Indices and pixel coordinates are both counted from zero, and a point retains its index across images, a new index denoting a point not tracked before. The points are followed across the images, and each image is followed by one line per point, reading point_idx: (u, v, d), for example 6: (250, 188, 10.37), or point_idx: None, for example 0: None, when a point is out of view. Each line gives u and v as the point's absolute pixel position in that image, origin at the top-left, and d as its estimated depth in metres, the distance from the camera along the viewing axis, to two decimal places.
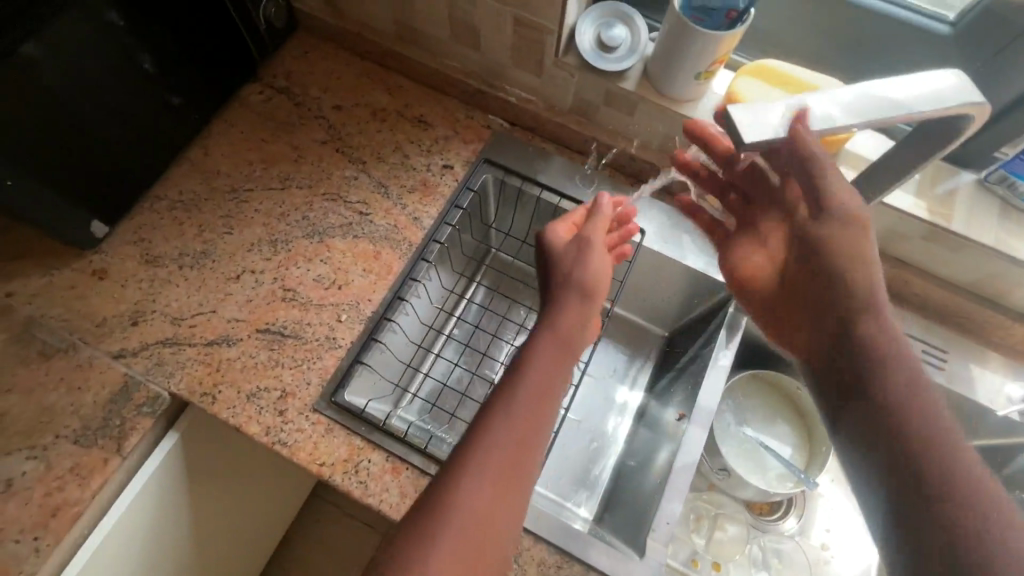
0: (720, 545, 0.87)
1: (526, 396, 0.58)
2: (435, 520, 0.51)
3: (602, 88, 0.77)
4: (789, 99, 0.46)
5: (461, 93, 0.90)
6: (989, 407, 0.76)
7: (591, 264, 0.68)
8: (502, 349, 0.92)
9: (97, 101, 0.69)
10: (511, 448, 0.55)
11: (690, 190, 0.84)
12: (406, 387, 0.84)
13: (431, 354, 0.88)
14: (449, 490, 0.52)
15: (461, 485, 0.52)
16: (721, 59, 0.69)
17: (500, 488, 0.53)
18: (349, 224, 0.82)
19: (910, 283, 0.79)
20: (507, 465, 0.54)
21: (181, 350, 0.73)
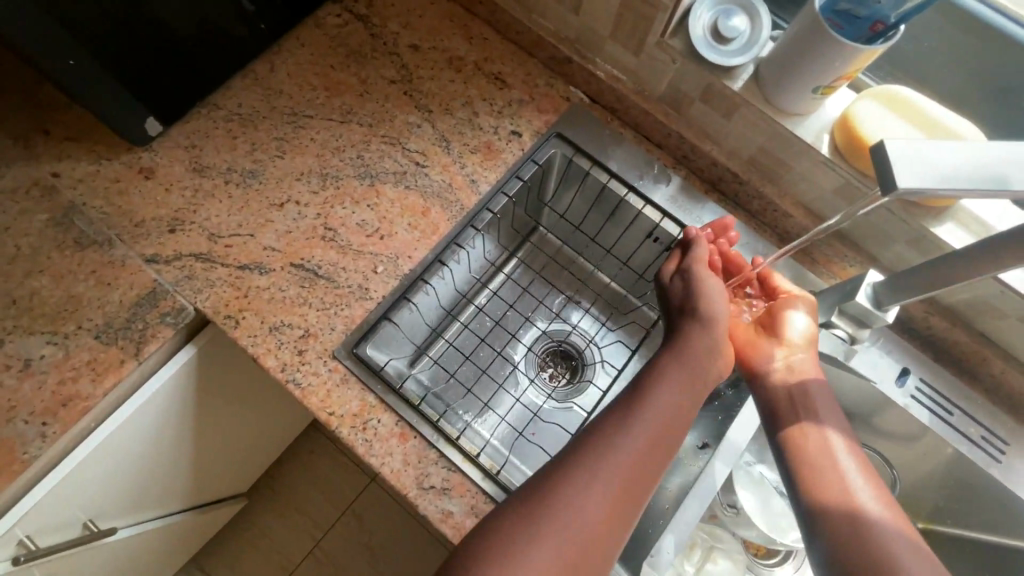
0: None
1: (683, 387, 0.62)
2: (574, 481, 0.54)
3: (704, 81, 0.70)
4: (961, 144, 0.35)
5: (546, 58, 0.84)
6: None
7: (716, 300, 0.67)
8: (531, 332, 0.88)
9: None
10: (648, 443, 0.57)
11: (768, 212, 0.77)
12: (426, 350, 0.82)
13: (457, 323, 0.85)
14: (584, 459, 0.55)
15: (614, 442, 0.56)
16: (848, 77, 0.62)
17: (641, 467, 0.56)
18: (403, 173, 0.78)
19: (986, 361, 0.72)
20: (628, 479, 0.55)
21: (213, 268, 0.71)
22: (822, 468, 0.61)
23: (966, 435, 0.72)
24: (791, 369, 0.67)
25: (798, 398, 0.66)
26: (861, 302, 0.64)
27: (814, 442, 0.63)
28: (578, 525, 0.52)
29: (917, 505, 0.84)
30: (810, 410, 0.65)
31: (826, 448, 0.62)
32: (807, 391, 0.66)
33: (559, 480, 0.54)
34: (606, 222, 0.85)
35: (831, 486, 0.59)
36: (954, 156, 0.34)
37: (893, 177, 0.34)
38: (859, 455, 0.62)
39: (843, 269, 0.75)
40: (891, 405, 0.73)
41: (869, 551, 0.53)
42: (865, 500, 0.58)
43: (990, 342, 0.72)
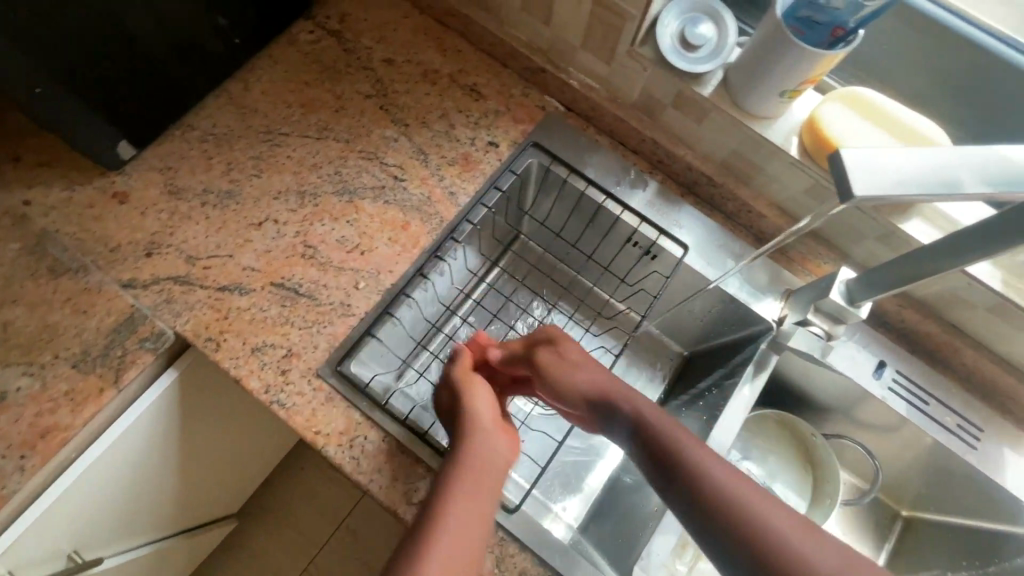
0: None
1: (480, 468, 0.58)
2: (426, 534, 0.51)
3: (675, 87, 0.71)
4: (914, 152, 0.36)
5: (520, 68, 0.85)
6: (1016, 497, 0.71)
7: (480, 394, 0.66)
8: (516, 341, 0.89)
9: (148, 13, 0.65)
10: (480, 468, 0.59)
11: (744, 213, 0.78)
12: (411, 364, 0.82)
13: (441, 335, 0.85)
14: (458, 490, 0.56)
15: (437, 513, 0.53)
16: (812, 80, 0.63)
17: (482, 512, 0.55)
18: (382, 188, 0.78)
19: (959, 351, 0.74)
20: (477, 500, 0.56)
21: (193, 291, 0.71)
22: (701, 486, 0.52)
23: (943, 424, 0.74)
24: (617, 378, 0.65)
25: (626, 431, 0.60)
26: (836, 300, 0.65)
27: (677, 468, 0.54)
28: (454, 545, 0.51)
29: (901, 493, 0.86)
30: (668, 448, 0.56)
31: (697, 467, 0.54)
32: (653, 403, 0.61)
33: (408, 550, 0.50)
34: (585, 229, 0.86)
35: (722, 506, 0.51)
36: (911, 163, 0.36)
37: (850, 186, 0.35)
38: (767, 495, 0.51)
39: (818, 266, 0.77)
40: (870, 397, 0.75)
41: (774, 560, 0.48)
42: (759, 518, 0.49)
43: (961, 332, 0.74)
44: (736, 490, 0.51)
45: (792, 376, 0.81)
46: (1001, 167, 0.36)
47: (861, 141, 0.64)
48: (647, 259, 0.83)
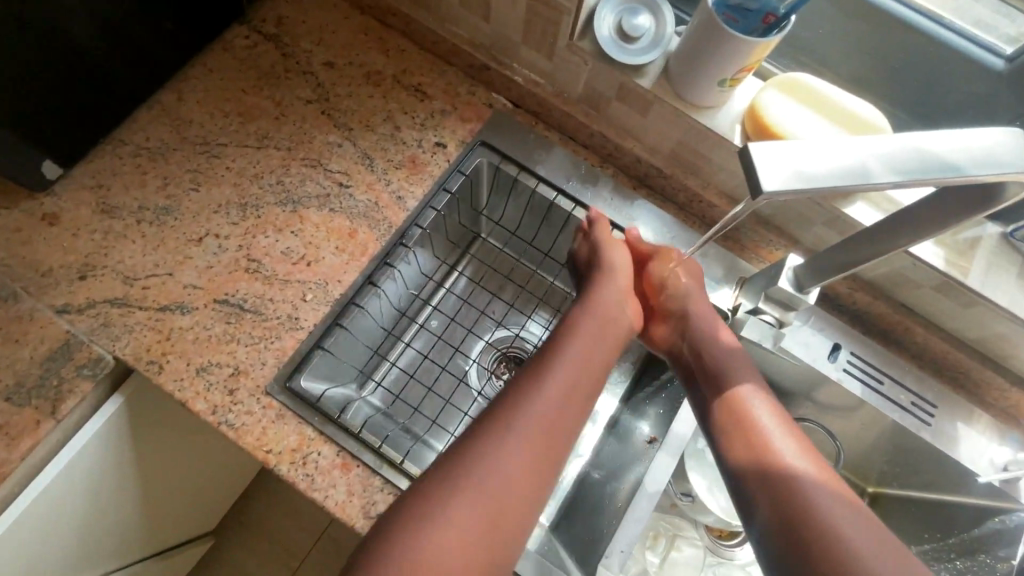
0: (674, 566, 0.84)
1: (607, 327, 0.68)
2: (455, 475, 0.53)
3: (617, 80, 0.70)
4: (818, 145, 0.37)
5: (465, 66, 0.83)
6: (970, 470, 0.73)
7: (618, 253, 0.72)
8: (477, 343, 0.88)
9: (71, 21, 0.62)
10: (552, 411, 0.59)
11: (695, 204, 0.78)
12: (369, 373, 0.80)
13: (399, 342, 0.84)
14: (491, 431, 0.56)
15: (540, 382, 0.60)
16: (750, 68, 0.63)
17: (567, 400, 0.60)
18: (327, 196, 0.76)
19: (911, 330, 0.75)
20: (529, 448, 0.56)
21: (131, 313, 0.68)
22: (745, 418, 0.62)
23: (898, 403, 0.74)
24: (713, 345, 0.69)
25: (716, 368, 0.68)
26: (784, 287, 0.65)
27: (721, 398, 0.65)
28: (490, 489, 0.53)
29: (864, 472, 0.87)
30: (730, 368, 0.67)
31: (736, 394, 0.65)
32: (740, 370, 0.67)
33: (471, 440, 0.56)
34: (540, 227, 0.85)
35: (764, 435, 0.60)
36: (812, 155, 0.36)
37: (757, 184, 0.34)
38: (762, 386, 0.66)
39: (770, 253, 0.77)
40: (826, 380, 0.75)
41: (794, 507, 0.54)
42: (777, 444, 0.59)
43: (912, 311, 0.75)
44: (773, 423, 0.62)
45: (752, 363, 0.82)
46: (892, 156, 0.37)
47: (801, 126, 0.64)
48: None
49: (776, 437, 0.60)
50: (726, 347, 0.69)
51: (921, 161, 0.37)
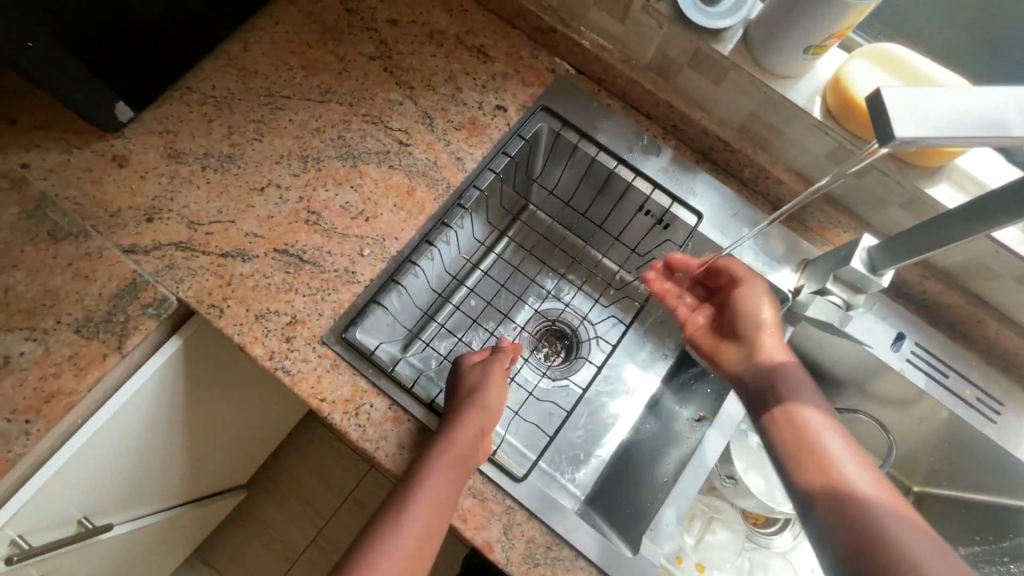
0: (709, 549, 0.82)
1: (466, 445, 0.62)
2: (365, 557, 0.56)
3: (692, 45, 0.68)
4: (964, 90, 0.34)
5: (530, 28, 0.81)
6: None
7: (482, 392, 0.67)
8: (523, 312, 0.88)
9: None
10: (425, 515, 0.58)
11: (761, 180, 0.76)
12: (417, 333, 0.81)
13: (448, 306, 0.84)
14: (389, 516, 0.58)
15: (420, 480, 0.59)
16: (839, 35, 0.60)
17: (440, 505, 0.59)
18: (386, 152, 0.76)
19: (983, 323, 0.72)
20: (414, 538, 0.57)
21: (195, 256, 0.69)
22: (804, 437, 0.61)
23: (962, 397, 0.72)
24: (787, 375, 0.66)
25: (776, 381, 0.66)
26: (856, 267, 0.63)
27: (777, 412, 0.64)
28: None
29: (913, 468, 0.84)
30: (793, 389, 0.65)
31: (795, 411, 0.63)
32: (804, 395, 0.65)
33: (378, 526, 0.58)
34: (595, 197, 0.83)
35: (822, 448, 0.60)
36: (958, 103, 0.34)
37: (887, 127, 0.33)
38: (824, 405, 0.64)
39: (836, 235, 0.75)
40: (886, 368, 0.73)
41: (864, 527, 0.52)
42: (846, 468, 0.58)
43: (985, 303, 0.71)
44: (833, 437, 0.61)
45: (807, 349, 0.80)
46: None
47: None
48: (659, 228, 0.81)
49: (848, 466, 0.58)
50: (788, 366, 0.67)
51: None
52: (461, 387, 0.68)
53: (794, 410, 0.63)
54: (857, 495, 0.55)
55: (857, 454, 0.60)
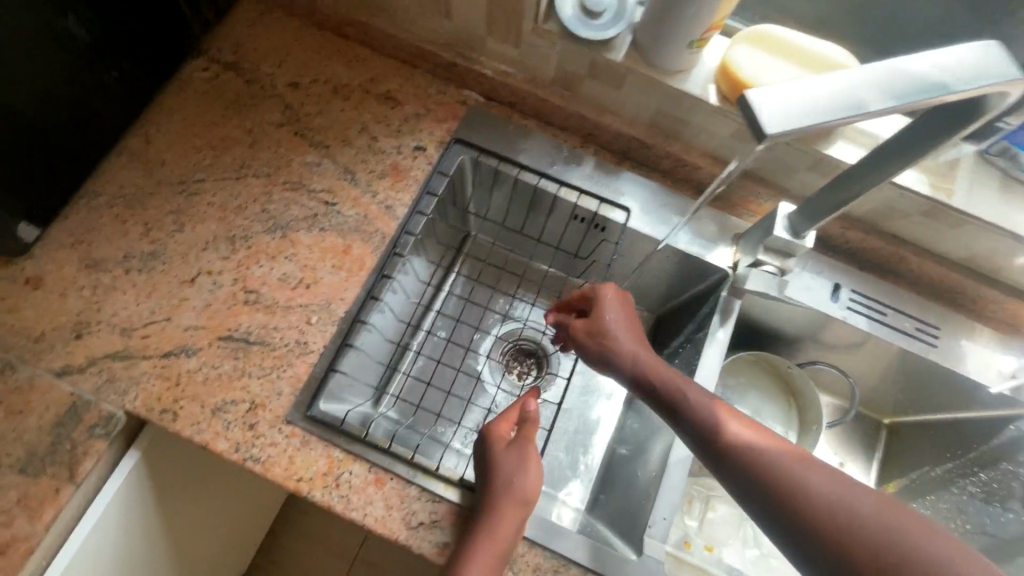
0: (712, 527, 0.86)
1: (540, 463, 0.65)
2: None
3: (587, 58, 0.71)
4: (826, 80, 0.40)
5: (432, 66, 0.83)
6: (980, 383, 0.75)
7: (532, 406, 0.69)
8: (485, 341, 0.88)
9: (29, 74, 0.61)
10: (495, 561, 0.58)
11: (679, 167, 0.79)
12: (386, 389, 0.80)
13: (410, 353, 0.84)
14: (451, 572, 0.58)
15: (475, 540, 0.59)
16: (716, 27, 0.63)
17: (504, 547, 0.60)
18: (315, 216, 0.75)
19: (904, 259, 0.77)
20: None
21: (135, 364, 0.66)
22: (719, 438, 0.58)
23: (902, 330, 0.76)
24: (684, 396, 0.61)
25: (663, 395, 0.63)
26: (781, 235, 0.67)
27: (714, 446, 0.58)
28: None
29: (879, 403, 0.89)
30: (687, 399, 0.61)
31: (723, 429, 0.58)
32: (699, 403, 0.60)
33: None
34: (527, 215, 0.85)
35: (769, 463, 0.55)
36: (816, 95, 0.40)
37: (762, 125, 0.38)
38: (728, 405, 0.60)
39: (759, 206, 0.79)
40: (832, 321, 0.77)
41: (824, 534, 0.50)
42: (767, 452, 0.56)
43: (902, 241, 0.76)
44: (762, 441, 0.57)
45: (758, 317, 0.83)
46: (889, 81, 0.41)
47: (775, 77, 0.65)
48: (595, 231, 0.82)
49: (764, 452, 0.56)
50: (699, 398, 0.61)
51: (947, 83, 0.41)
52: (495, 438, 0.67)
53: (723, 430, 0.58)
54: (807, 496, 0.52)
55: (770, 434, 0.58)
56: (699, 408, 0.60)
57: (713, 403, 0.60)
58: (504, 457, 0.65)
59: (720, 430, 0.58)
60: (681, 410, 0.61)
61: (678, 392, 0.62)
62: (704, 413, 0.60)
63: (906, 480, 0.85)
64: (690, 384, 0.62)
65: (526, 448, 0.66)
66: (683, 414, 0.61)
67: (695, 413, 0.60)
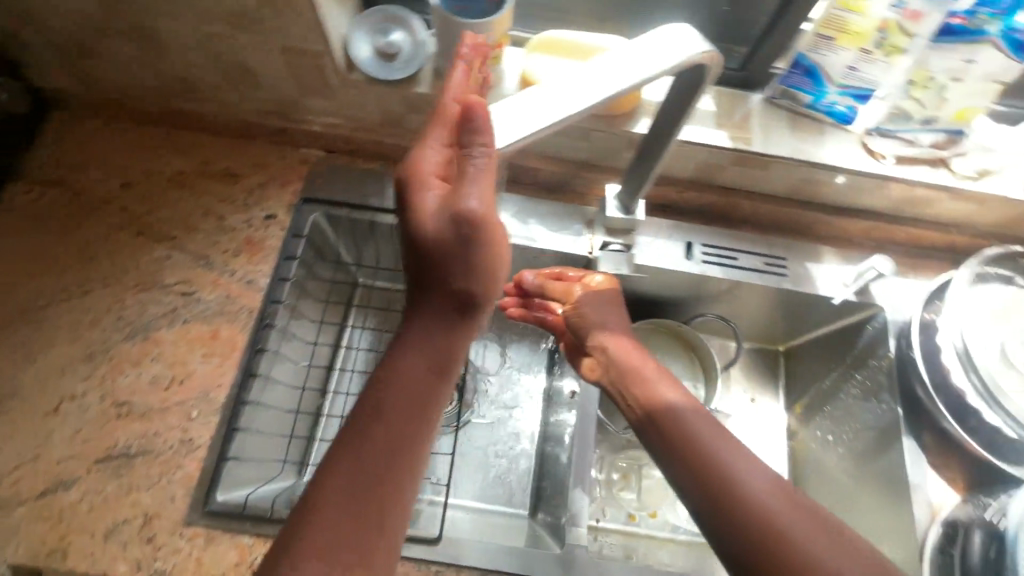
0: (649, 493, 0.94)
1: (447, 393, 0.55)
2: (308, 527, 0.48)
3: (399, 96, 0.73)
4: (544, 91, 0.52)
5: (264, 135, 0.83)
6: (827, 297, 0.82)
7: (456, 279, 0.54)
8: None
9: None
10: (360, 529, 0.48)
11: (522, 173, 0.83)
12: (307, 460, 0.81)
13: (323, 417, 0.85)
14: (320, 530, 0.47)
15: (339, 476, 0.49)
16: (501, 43, 0.67)
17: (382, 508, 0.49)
18: (175, 310, 0.74)
19: (739, 206, 0.83)
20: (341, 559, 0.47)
21: (10, 513, 0.63)
22: (658, 409, 0.63)
23: (755, 268, 0.82)
24: (638, 370, 0.67)
25: (614, 372, 0.68)
26: None
27: (652, 417, 0.63)
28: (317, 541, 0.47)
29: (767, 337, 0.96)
30: (638, 374, 0.66)
31: (664, 401, 0.64)
32: (650, 379, 0.66)
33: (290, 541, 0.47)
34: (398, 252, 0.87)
35: (695, 435, 0.60)
36: (538, 106, 0.51)
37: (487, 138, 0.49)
38: (674, 382, 0.66)
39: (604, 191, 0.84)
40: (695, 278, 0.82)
41: (726, 497, 0.55)
42: (695, 425, 0.61)
43: (734, 190, 0.83)
44: (695, 416, 0.62)
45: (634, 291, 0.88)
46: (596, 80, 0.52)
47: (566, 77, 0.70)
48: None
49: (694, 423, 0.61)
50: (655, 374, 0.66)
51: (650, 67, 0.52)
52: (431, 183, 0.53)
53: (664, 405, 0.63)
54: (720, 463, 0.57)
55: (702, 410, 0.63)
56: (649, 382, 0.66)
57: (666, 379, 0.66)
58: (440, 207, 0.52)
59: (662, 403, 0.64)
60: (631, 379, 0.66)
61: (631, 365, 0.67)
62: (653, 385, 0.65)
63: (806, 398, 0.92)
64: (653, 361, 0.68)
65: (438, 348, 0.55)
66: (631, 386, 0.66)
67: (642, 385, 0.66)
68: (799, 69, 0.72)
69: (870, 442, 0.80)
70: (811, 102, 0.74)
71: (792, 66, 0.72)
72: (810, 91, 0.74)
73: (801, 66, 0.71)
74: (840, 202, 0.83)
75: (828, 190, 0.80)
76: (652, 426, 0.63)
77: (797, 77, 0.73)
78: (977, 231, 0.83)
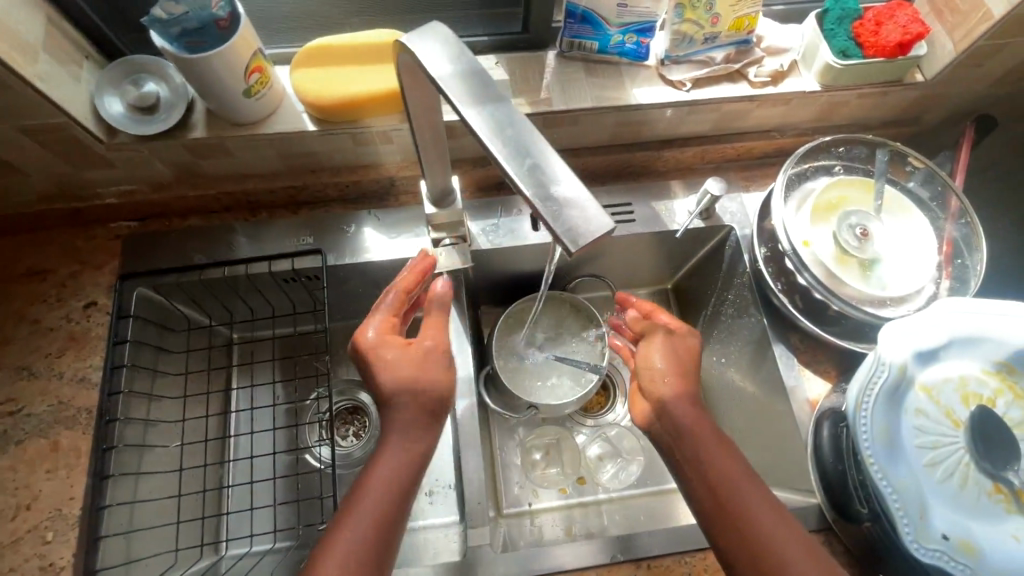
0: (581, 461, 0.92)
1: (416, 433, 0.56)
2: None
3: (178, 147, 0.69)
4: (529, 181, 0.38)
5: (61, 221, 0.77)
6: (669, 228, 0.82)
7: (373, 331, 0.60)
8: (296, 432, 0.85)
9: None
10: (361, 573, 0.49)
11: (345, 189, 0.80)
12: (222, 537, 0.79)
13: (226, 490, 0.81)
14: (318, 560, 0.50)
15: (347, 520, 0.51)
16: (256, 67, 0.63)
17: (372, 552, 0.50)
18: (4, 433, 0.68)
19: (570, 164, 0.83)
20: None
21: None
22: (716, 474, 0.54)
23: None
24: (689, 425, 0.58)
25: (676, 425, 0.58)
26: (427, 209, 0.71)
27: (710, 474, 0.55)
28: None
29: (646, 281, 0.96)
30: (693, 436, 0.57)
31: (723, 466, 0.55)
32: (705, 441, 0.56)
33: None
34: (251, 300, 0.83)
35: (750, 512, 0.52)
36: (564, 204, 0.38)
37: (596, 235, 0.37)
38: (735, 453, 0.56)
39: None
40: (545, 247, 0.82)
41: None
42: (754, 506, 0.52)
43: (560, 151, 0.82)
44: (758, 494, 0.53)
45: (496, 274, 0.87)
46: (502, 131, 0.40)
47: (339, 84, 0.67)
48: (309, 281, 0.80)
49: (755, 504, 0.52)
50: (710, 440, 0.56)
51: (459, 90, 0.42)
52: (390, 342, 0.60)
53: (726, 471, 0.54)
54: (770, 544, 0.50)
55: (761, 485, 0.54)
56: (692, 441, 0.57)
57: (721, 441, 0.57)
58: (404, 358, 0.58)
59: (725, 465, 0.55)
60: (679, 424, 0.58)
61: (675, 412, 0.58)
62: (701, 441, 0.57)
63: (697, 327, 0.91)
64: (709, 423, 0.58)
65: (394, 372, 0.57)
66: (684, 442, 0.57)
67: (689, 442, 0.57)
68: (574, 18, 0.71)
69: (751, 356, 0.80)
70: (599, 47, 0.74)
71: (567, 17, 0.71)
72: (593, 37, 0.73)
73: (575, 15, 0.70)
74: (665, 136, 0.83)
75: (647, 127, 0.80)
76: (705, 482, 0.55)
77: (576, 26, 0.72)
78: (797, 129, 0.85)
